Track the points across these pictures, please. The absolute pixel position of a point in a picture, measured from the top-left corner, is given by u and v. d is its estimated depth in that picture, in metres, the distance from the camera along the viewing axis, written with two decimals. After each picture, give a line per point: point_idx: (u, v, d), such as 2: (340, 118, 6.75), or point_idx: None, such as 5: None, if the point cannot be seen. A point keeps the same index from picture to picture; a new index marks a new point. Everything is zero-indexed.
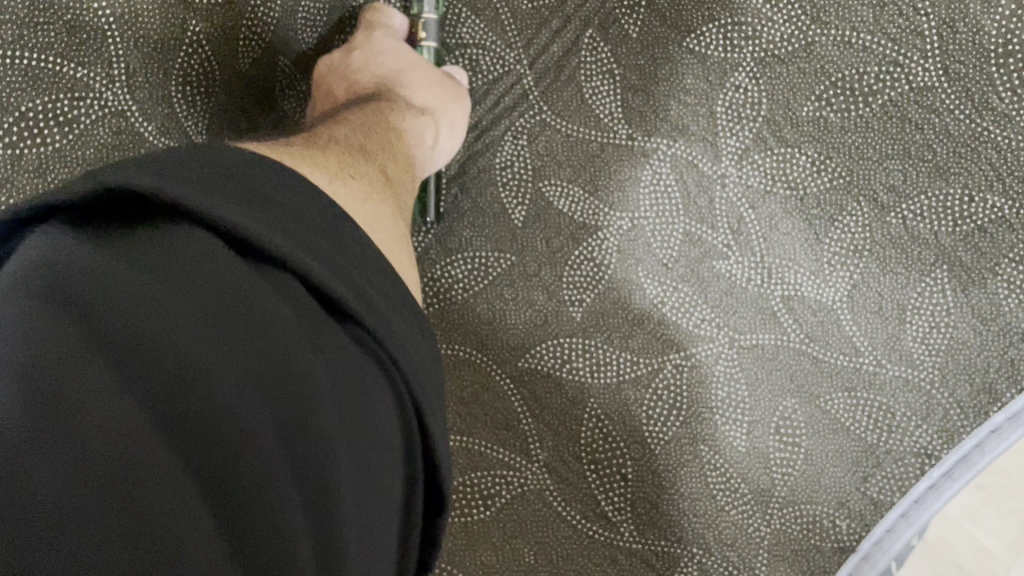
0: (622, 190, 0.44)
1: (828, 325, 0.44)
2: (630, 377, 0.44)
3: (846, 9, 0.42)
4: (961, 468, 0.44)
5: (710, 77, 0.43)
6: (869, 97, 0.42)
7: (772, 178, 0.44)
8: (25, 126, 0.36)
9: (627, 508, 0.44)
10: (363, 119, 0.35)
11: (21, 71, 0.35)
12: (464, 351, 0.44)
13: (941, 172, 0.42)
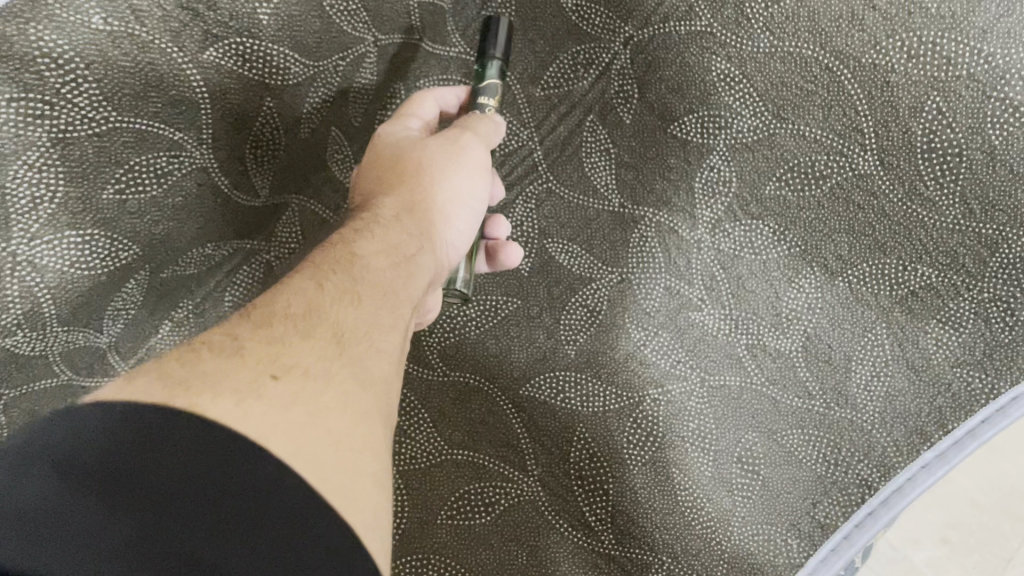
0: (614, 250, 0.54)
1: (785, 369, 0.52)
2: (614, 407, 0.52)
3: (802, 109, 0.49)
4: (895, 497, 0.50)
5: (690, 158, 0.52)
6: (820, 180, 0.49)
7: (741, 246, 0.52)
8: (130, 177, 0.44)
9: (608, 519, 0.51)
10: (324, 271, 0.37)
11: (133, 133, 0.43)
12: (474, 378, 0.53)
13: (881, 246, 0.49)
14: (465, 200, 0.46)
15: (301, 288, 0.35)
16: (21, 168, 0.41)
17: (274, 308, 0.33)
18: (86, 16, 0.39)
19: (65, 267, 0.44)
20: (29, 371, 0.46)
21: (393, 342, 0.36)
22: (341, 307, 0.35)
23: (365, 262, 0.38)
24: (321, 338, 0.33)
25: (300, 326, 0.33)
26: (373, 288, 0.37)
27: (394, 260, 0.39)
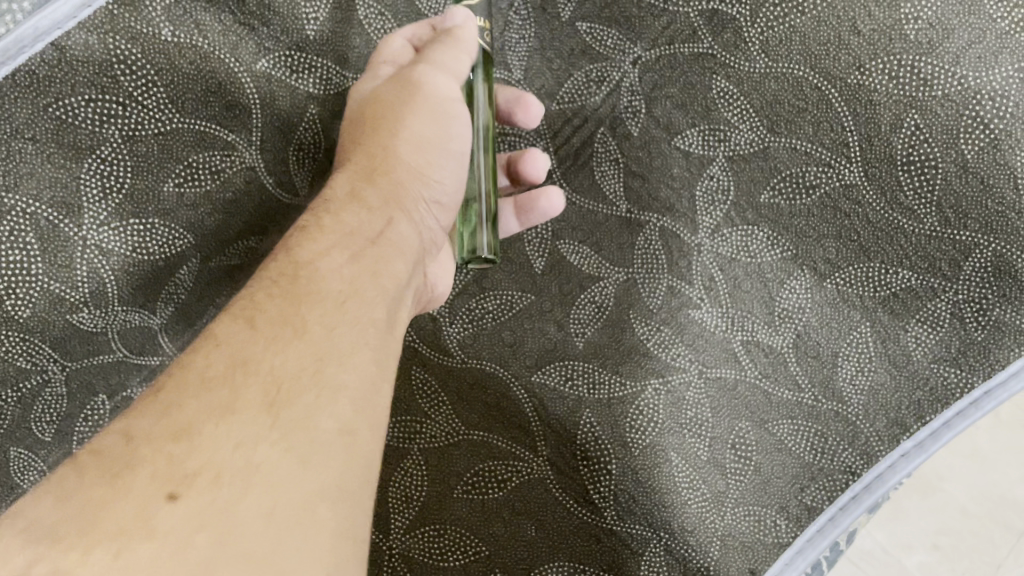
0: (621, 252, 0.57)
1: (777, 365, 0.56)
2: (619, 395, 0.56)
3: (794, 125, 0.53)
4: (877, 484, 0.55)
5: (691, 168, 0.56)
6: (811, 190, 0.54)
7: (737, 249, 0.56)
8: (189, 172, 0.51)
9: (611, 497, 0.56)
10: (251, 313, 0.36)
11: (194, 133, 0.50)
12: (490, 365, 0.57)
13: (865, 251, 0.54)
14: (447, 136, 0.48)
15: (231, 337, 0.35)
16: (95, 162, 0.49)
17: (191, 373, 0.33)
18: (157, 29, 0.49)
19: (128, 252, 0.51)
20: (91, 346, 0.53)
21: (363, 342, 0.38)
22: (284, 343, 0.35)
23: (316, 275, 0.39)
24: (262, 377, 0.33)
25: (235, 378, 0.33)
26: (332, 293, 0.38)
27: (365, 245, 0.42)
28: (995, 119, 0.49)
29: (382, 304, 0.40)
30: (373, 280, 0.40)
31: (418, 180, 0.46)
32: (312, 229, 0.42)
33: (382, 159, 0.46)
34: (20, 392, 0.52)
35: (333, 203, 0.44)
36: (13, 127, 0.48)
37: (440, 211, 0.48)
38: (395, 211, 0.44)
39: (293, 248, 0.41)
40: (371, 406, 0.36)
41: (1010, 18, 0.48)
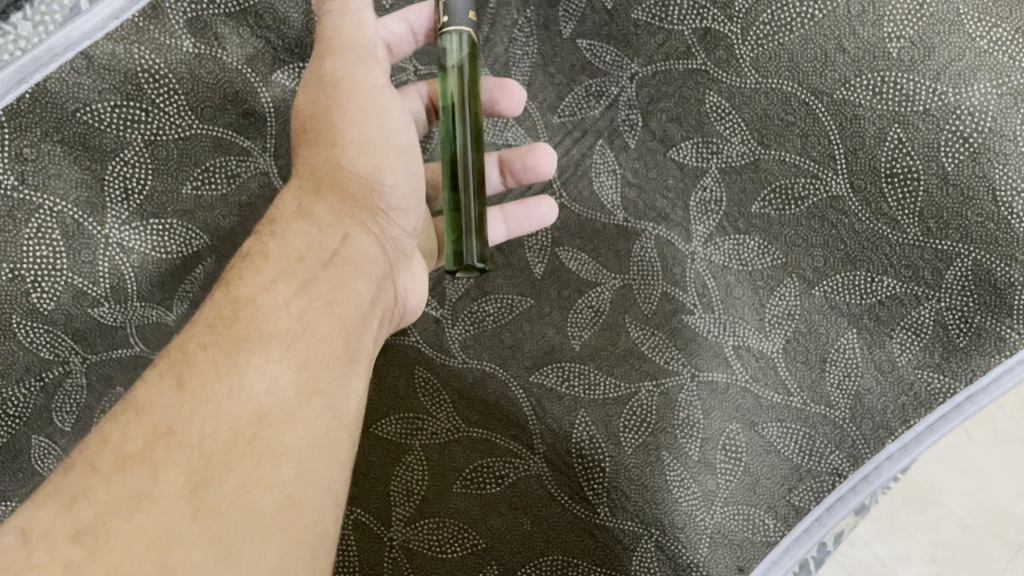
0: (618, 258, 0.59)
1: (767, 368, 0.58)
2: (613, 396, 0.58)
3: (783, 138, 0.56)
4: (863, 485, 0.57)
5: (686, 179, 0.58)
6: (799, 201, 0.56)
7: (730, 257, 0.58)
8: (206, 176, 0.54)
9: (604, 494, 0.58)
10: (182, 370, 0.38)
11: (212, 139, 0.54)
12: (490, 365, 0.59)
13: (852, 260, 0.56)
14: (385, 132, 0.50)
15: (151, 400, 0.37)
16: (119, 164, 0.53)
17: (107, 449, 0.35)
18: (179, 40, 0.52)
19: (147, 250, 0.54)
20: (110, 340, 0.55)
21: (301, 387, 0.39)
22: (210, 408, 0.37)
23: (256, 324, 0.41)
24: (185, 449, 0.35)
25: (154, 452, 0.35)
26: (277, 334, 0.41)
27: (319, 273, 0.44)
28: (975, 133, 0.52)
29: (335, 340, 0.42)
30: (325, 309, 0.43)
31: (367, 185, 0.49)
32: (257, 259, 0.44)
33: (327, 171, 0.49)
34: (43, 381, 0.54)
35: (284, 220, 0.46)
36: (44, 129, 0.52)
37: (402, 214, 0.52)
38: (349, 227, 0.47)
39: (231, 285, 0.42)
40: (317, 452, 0.38)
41: (990, 37, 0.51)
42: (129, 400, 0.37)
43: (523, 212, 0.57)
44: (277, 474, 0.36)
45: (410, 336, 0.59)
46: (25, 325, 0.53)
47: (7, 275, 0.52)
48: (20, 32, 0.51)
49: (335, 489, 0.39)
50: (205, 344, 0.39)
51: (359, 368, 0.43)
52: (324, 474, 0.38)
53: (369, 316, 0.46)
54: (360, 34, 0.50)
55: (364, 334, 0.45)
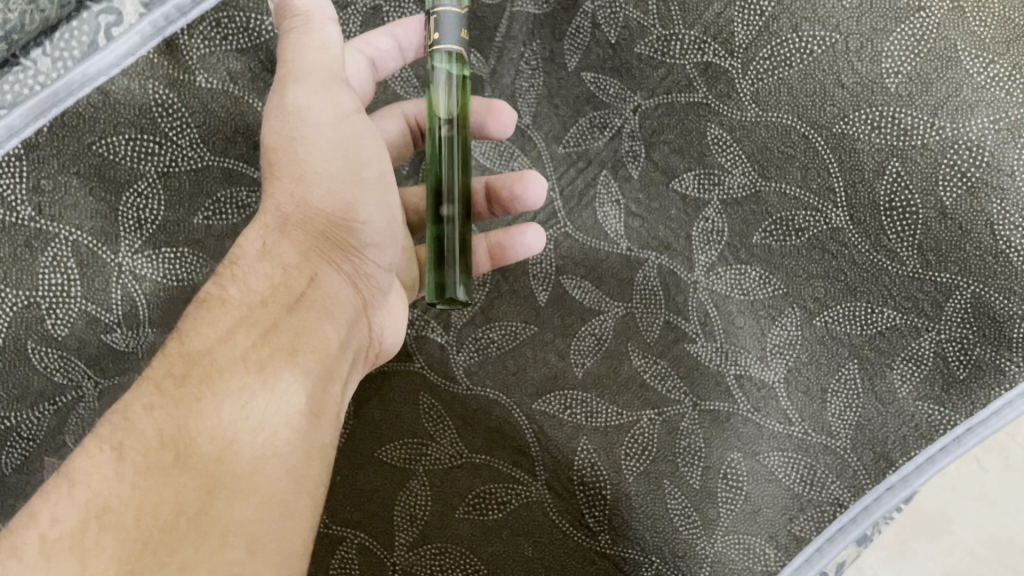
0: (621, 287, 0.59)
1: (768, 398, 0.58)
2: (615, 424, 0.59)
3: (784, 170, 0.57)
4: (863, 515, 0.57)
5: (688, 210, 0.59)
6: (799, 232, 0.57)
7: (731, 287, 0.59)
8: (218, 207, 0.55)
9: (605, 521, 0.59)
10: (130, 434, 0.39)
11: (224, 171, 0.55)
12: (494, 392, 0.59)
13: (852, 291, 0.57)
14: (357, 163, 0.49)
15: (91, 472, 0.38)
16: (133, 195, 0.54)
17: (36, 531, 0.37)
18: (192, 76, 0.54)
19: (159, 278, 0.55)
20: (123, 365, 0.55)
21: (252, 448, 0.41)
22: (153, 483, 0.38)
23: (210, 379, 0.42)
24: (120, 530, 0.37)
25: (87, 534, 0.36)
26: (229, 392, 0.42)
27: (278, 324, 0.45)
28: (972, 166, 0.53)
29: (298, 391, 0.43)
30: (283, 362, 0.44)
31: (337, 225, 0.50)
32: (215, 307, 0.45)
33: (293, 210, 0.49)
34: (56, 405, 0.55)
35: (245, 262, 0.48)
36: (61, 161, 0.54)
37: (377, 249, 0.52)
38: (316, 267, 0.49)
39: (185, 339, 0.44)
40: (268, 521, 0.39)
41: (986, 73, 0.53)
42: (68, 470, 0.39)
43: (508, 240, 0.57)
44: (222, 553, 0.37)
45: (415, 362, 0.60)
46: (40, 350, 0.55)
47: (24, 302, 0.54)
48: (40, 68, 0.53)
49: (287, 558, 0.40)
50: (156, 402, 0.41)
51: (322, 419, 0.44)
52: (273, 545, 0.39)
53: (335, 362, 0.47)
54: (324, 55, 0.48)
55: (330, 383, 0.45)
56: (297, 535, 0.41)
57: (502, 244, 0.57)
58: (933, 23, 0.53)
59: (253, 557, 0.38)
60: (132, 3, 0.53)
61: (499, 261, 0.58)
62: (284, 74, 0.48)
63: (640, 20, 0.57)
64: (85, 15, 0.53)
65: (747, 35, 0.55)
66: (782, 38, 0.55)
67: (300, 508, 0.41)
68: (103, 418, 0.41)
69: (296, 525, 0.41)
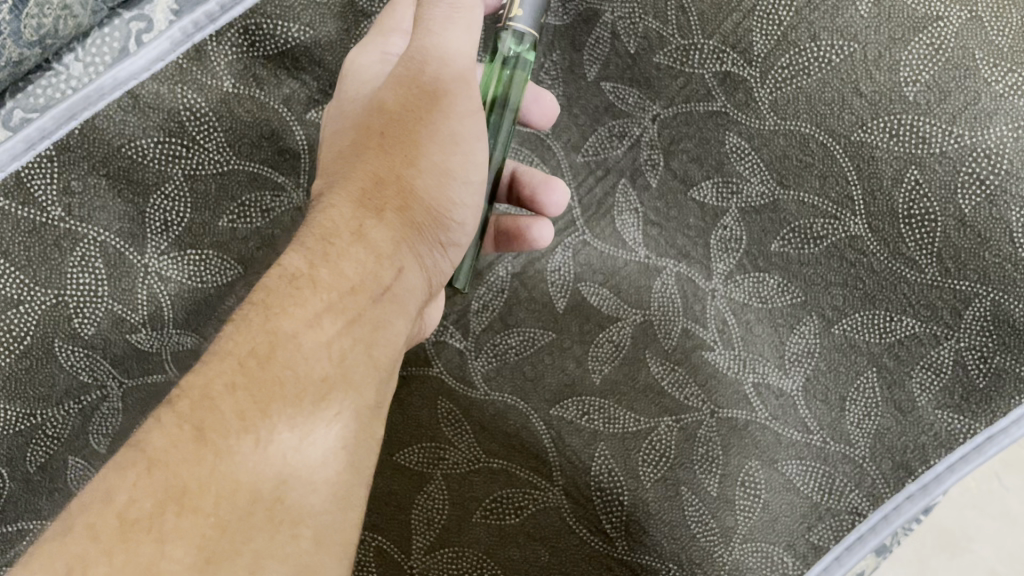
0: (639, 294, 0.60)
1: (787, 407, 0.58)
2: (633, 430, 0.59)
3: (803, 179, 0.57)
4: (882, 524, 0.57)
5: (706, 219, 0.59)
6: (818, 240, 0.57)
7: (750, 295, 0.59)
8: (241, 211, 0.57)
9: (622, 528, 0.59)
10: (213, 412, 0.38)
11: (249, 175, 0.57)
12: (512, 398, 0.60)
13: (871, 298, 0.57)
14: (460, 162, 0.49)
15: (170, 454, 0.37)
16: (160, 198, 0.56)
17: (110, 512, 0.35)
18: (220, 81, 0.56)
19: (183, 279, 0.56)
20: (147, 366, 0.56)
21: (329, 445, 0.41)
22: (232, 475, 0.38)
23: (299, 365, 0.41)
24: (199, 517, 0.36)
25: (164, 519, 0.36)
26: (314, 382, 0.41)
27: (365, 314, 0.44)
28: (991, 175, 0.53)
29: (372, 386, 0.44)
30: (363, 355, 0.43)
31: (431, 214, 0.48)
32: (305, 285, 0.43)
33: (393, 187, 0.47)
34: (81, 404, 0.56)
35: (340, 234, 0.45)
36: (90, 164, 0.55)
37: (454, 244, 0.51)
38: (405, 257, 0.46)
39: (274, 317, 0.41)
40: (334, 513, 0.41)
41: (1005, 82, 0.53)
42: (142, 445, 0.37)
43: (513, 227, 0.58)
44: (292, 544, 0.39)
45: (432, 367, 0.60)
46: (66, 349, 0.56)
47: (51, 301, 0.55)
48: (72, 73, 0.54)
49: (347, 549, 0.41)
50: (245, 382, 0.39)
51: (383, 409, 0.45)
52: (336, 537, 0.40)
53: (399, 357, 0.47)
54: (466, 41, 0.48)
55: (391, 377, 0.46)
56: (352, 524, 0.42)
57: (506, 231, 0.58)
58: (952, 32, 0.53)
59: (319, 547, 0.39)
60: (162, 11, 0.55)
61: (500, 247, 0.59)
62: (429, 45, 0.47)
63: (660, 31, 0.58)
64: (116, 22, 0.54)
65: (766, 44, 0.56)
66: (801, 47, 0.55)
67: (358, 497, 0.42)
68: (176, 387, 0.39)
69: (356, 514, 0.42)
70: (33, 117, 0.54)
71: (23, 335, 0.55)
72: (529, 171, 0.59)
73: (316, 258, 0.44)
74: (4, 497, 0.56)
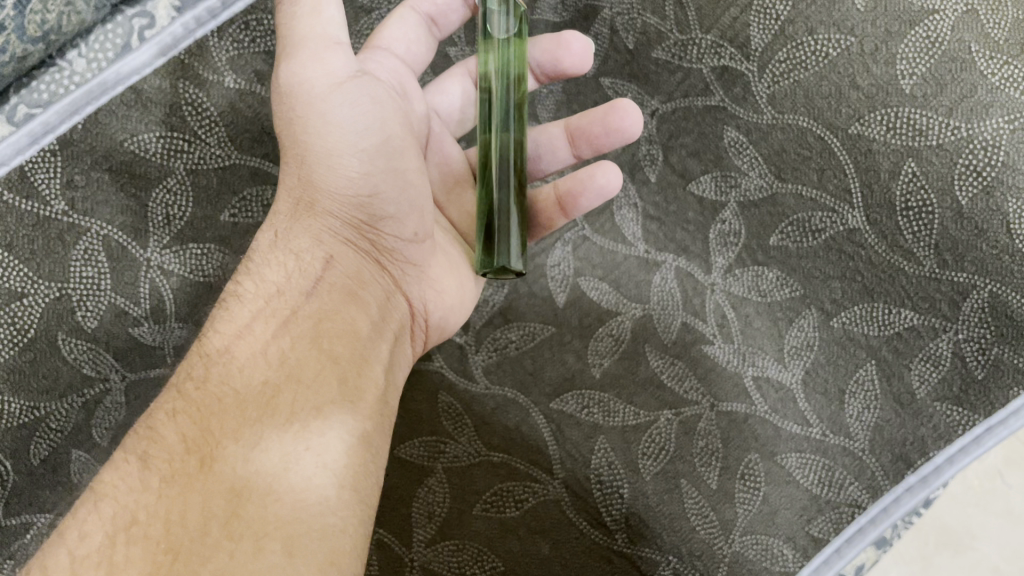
0: (638, 288, 0.62)
1: (786, 400, 0.59)
2: (633, 423, 0.59)
3: (801, 173, 0.57)
4: (882, 517, 0.56)
5: (705, 213, 0.60)
6: (817, 234, 0.57)
7: (749, 288, 0.60)
8: (242, 206, 0.58)
9: (622, 521, 0.59)
10: (152, 431, 0.45)
11: (251, 170, 0.58)
12: (512, 392, 0.61)
13: (870, 291, 0.57)
14: (350, 143, 0.51)
15: (116, 486, 0.42)
16: (162, 192, 0.56)
17: (65, 552, 0.40)
18: (221, 77, 0.57)
19: (186, 273, 0.57)
20: (150, 359, 0.57)
21: (278, 443, 0.44)
22: (179, 498, 0.41)
23: (228, 374, 0.47)
24: (147, 543, 0.40)
25: (114, 551, 0.40)
26: (252, 386, 0.46)
27: (297, 312, 0.50)
28: (987, 167, 0.52)
29: (315, 373, 0.47)
30: (302, 348, 0.48)
31: (358, 210, 0.53)
32: (232, 303, 0.50)
33: (304, 195, 0.53)
34: (84, 398, 0.57)
35: (262, 254, 0.52)
36: (93, 158, 0.56)
37: (397, 223, 0.54)
38: (333, 251, 0.53)
39: (206, 338, 0.49)
40: (313, 519, 0.42)
41: (1001, 74, 0.52)
42: (97, 485, 0.43)
43: (577, 186, 0.57)
44: (258, 558, 0.39)
45: (434, 362, 0.61)
46: (69, 342, 0.56)
47: (54, 294, 0.55)
48: (76, 69, 0.55)
49: (340, 552, 0.41)
50: (185, 401, 0.46)
51: (362, 404, 0.47)
52: (315, 546, 0.40)
53: (367, 347, 0.50)
54: (316, 22, 0.50)
55: (364, 367, 0.49)
56: (345, 533, 0.42)
57: (570, 190, 0.58)
58: (948, 25, 0.52)
59: (292, 559, 0.40)
60: (164, 7, 0.56)
61: (570, 208, 0.59)
62: (282, 47, 0.50)
63: (658, 27, 0.59)
64: (119, 18, 0.56)
65: (763, 39, 0.56)
66: (797, 42, 0.55)
67: (348, 505, 0.43)
68: (131, 428, 0.45)
69: (346, 522, 0.43)
70: (38, 112, 0.55)
71: (27, 328, 0.55)
72: (583, 124, 0.59)
73: (246, 280, 0.51)
74: (8, 491, 0.56)
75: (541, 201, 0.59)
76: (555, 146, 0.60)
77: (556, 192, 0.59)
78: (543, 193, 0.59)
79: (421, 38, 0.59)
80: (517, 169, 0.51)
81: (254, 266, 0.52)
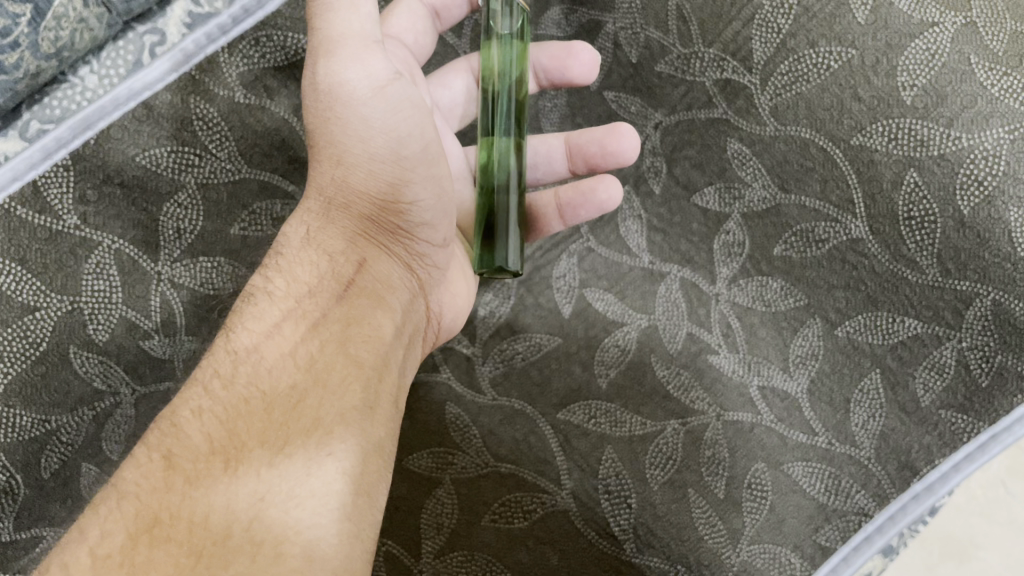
0: (644, 299, 0.62)
1: (791, 409, 0.59)
2: (639, 433, 0.60)
3: (803, 184, 0.57)
4: (888, 525, 0.57)
5: (709, 224, 0.61)
6: (820, 243, 0.58)
7: (754, 298, 0.60)
8: (250, 220, 0.58)
9: (631, 531, 0.59)
10: (179, 425, 0.44)
11: (260, 183, 0.58)
12: (519, 403, 0.61)
13: (874, 301, 0.57)
14: (388, 146, 0.51)
15: (140, 484, 0.42)
16: (172, 206, 0.57)
17: (85, 548, 0.40)
18: (231, 91, 0.58)
19: (195, 286, 0.58)
20: (160, 373, 0.58)
21: (305, 448, 0.44)
22: (206, 500, 0.41)
23: (261, 373, 0.47)
24: (170, 546, 0.40)
25: (137, 551, 0.39)
26: (281, 389, 0.46)
27: (328, 315, 0.50)
28: (989, 176, 0.53)
29: (348, 376, 0.48)
30: (332, 352, 0.48)
31: (383, 209, 0.54)
32: (262, 299, 0.51)
33: (336, 193, 0.54)
34: (94, 411, 0.57)
35: (291, 251, 0.53)
36: (105, 173, 0.56)
37: (431, 229, 0.56)
38: (365, 254, 0.54)
39: (233, 336, 0.49)
40: (332, 527, 0.42)
41: (1000, 85, 0.53)
42: (117, 481, 0.42)
43: (578, 197, 0.59)
44: (280, 563, 0.40)
45: (441, 373, 0.62)
46: (81, 355, 0.56)
47: (67, 307, 0.56)
48: (87, 85, 0.56)
49: (354, 559, 0.43)
50: (214, 396, 0.46)
51: (382, 411, 0.48)
52: (333, 553, 0.42)
53: (390, 351, 0.51)
54: (357, 18, 0.49)
55: (386, 371, 0.50)
56: (359, 540, 0.43)
57: (571, 202, 0.59)
58: (947, 37, 0.53)
59: (312, 565, 0.41)
60: (175, 24, 0.57)
61: (569, 218, 0.60)
62: (317, 42, 0.49)
63: (661, 40, 0.60)
64: (131, 35, 0.56)
65: (765, 52, 0.57)
66: (799, 54, 0.56)
67: (362, 511, 0.44)
68: (154, 424, 0.45)
69: (361, 530, 0.44)
70: (50, 128, 0.56)
71: (39, 340, 0.56)
72: (585, 139, 0.60)
73: (272, 278, 0.52)
74: (18, 505, 0.57)
75: (540, 209, 0.60)
76: (553, 159, 0.62)
77: (556, 201, 0.59)
78: (543, 200, 0.60)
79: (427, 30, 0.60)
80: (516, 172, 0.52)
81: (281, 265, 0.52)
